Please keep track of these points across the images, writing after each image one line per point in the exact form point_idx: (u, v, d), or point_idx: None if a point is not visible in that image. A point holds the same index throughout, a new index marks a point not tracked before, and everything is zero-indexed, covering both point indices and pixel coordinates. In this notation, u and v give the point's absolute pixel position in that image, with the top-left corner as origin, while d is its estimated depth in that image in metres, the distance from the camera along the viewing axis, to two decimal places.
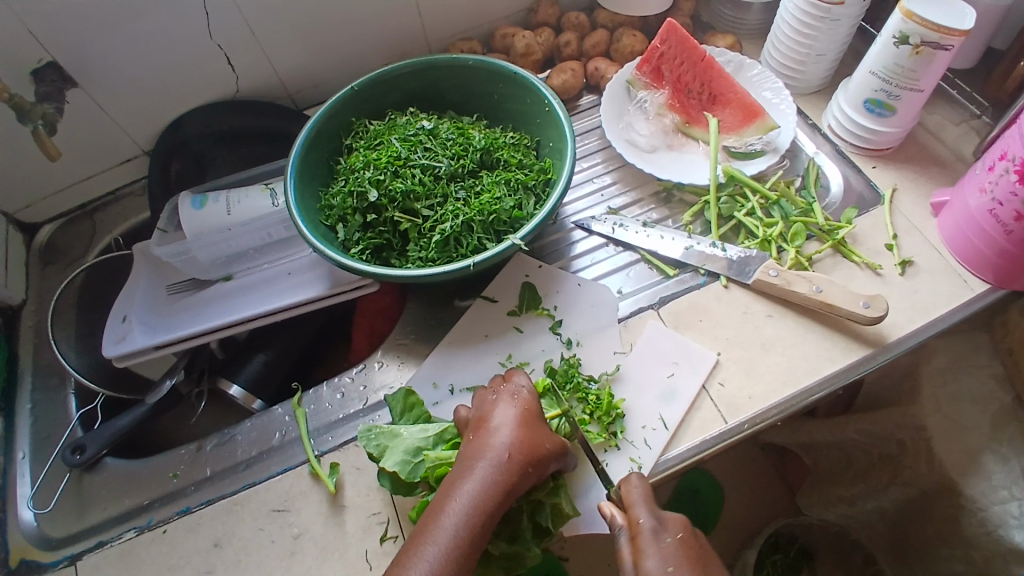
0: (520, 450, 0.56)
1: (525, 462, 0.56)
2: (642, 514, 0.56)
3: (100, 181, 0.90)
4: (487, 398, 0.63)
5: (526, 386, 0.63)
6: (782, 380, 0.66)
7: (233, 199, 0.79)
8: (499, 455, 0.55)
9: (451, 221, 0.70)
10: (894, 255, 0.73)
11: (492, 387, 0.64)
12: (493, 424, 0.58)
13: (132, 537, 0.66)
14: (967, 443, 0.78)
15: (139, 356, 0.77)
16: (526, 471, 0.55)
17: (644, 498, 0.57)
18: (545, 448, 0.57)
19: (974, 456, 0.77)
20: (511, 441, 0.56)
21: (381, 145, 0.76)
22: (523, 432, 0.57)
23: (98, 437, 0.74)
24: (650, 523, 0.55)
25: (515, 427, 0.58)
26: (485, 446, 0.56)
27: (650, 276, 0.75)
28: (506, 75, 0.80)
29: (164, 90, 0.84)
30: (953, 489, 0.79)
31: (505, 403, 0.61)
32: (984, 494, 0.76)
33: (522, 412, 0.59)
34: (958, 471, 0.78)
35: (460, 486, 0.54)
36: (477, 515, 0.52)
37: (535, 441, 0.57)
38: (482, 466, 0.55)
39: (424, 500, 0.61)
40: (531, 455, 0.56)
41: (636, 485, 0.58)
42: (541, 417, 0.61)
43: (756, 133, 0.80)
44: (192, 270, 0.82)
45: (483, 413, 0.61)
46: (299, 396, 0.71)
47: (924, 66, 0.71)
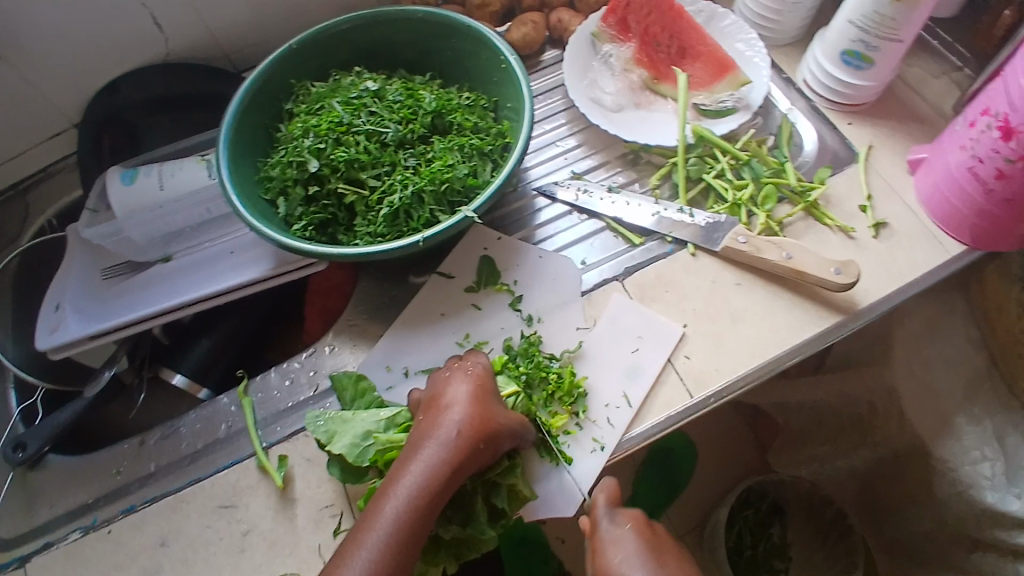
0: (471, 427, 0.53)
1: (475, 439, 0.53)
2: (601, 513, 0.55)
3: (28, 159, 0.82)
4: (442, 374, 0.59)
5: (483, 360, 0.60)
6: (750, 353, 0.64)
7: (165, 171, 0.73)
8: (449, 434, 0.52)
9: (400, 192, 0.65)
10: (868, 217, 0.70)
11: (449, 362, 0.60)
12: (446, 402, 0.55)
13: (78, 538, 0.62)
14: (939, 405, 0.76)
15: (75, 347, 0.72)
16: (477, 448, 0.53)
17: (607, 501, 0.56)
18: (499, 423, 0.55)
19: (945, 419, 0.76)
20: (461, 419, 0.53)
21: (322, 109, 0.70)
22: (476, 408, 0.54)
23: (39, 432, 0.70)
24: (604, 516, 0.55)
25: (467, 403, 0.54)
26: (435, 425, 0.53)
27: (615, 245, 0.71)
28: (460, 28, 0.73)
29: (84, 55, 0.76)
30: (924, 452, 0.78)
31: (460, 377, 0.57)
32: (955, 455, 0.75)
33: (477, 389, 0.56)
34: (930, 434, 0.76)
35: (407, 468, 0.51)
36: (424, 498, 0.50)
37: (487, 417, 0.54)
38: (432, 446, 0.52)
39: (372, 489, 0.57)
40: (484, 430, 0.53)
41: (603, 489, 0.57)
42: (498, 393, 0.58)
43: (728, 89, 0.75)
44: (126, 252, 0.75)
45: (437, 390, 0.57)
46: (245, 385, 0.67)
47: (906, 13, 0.66)
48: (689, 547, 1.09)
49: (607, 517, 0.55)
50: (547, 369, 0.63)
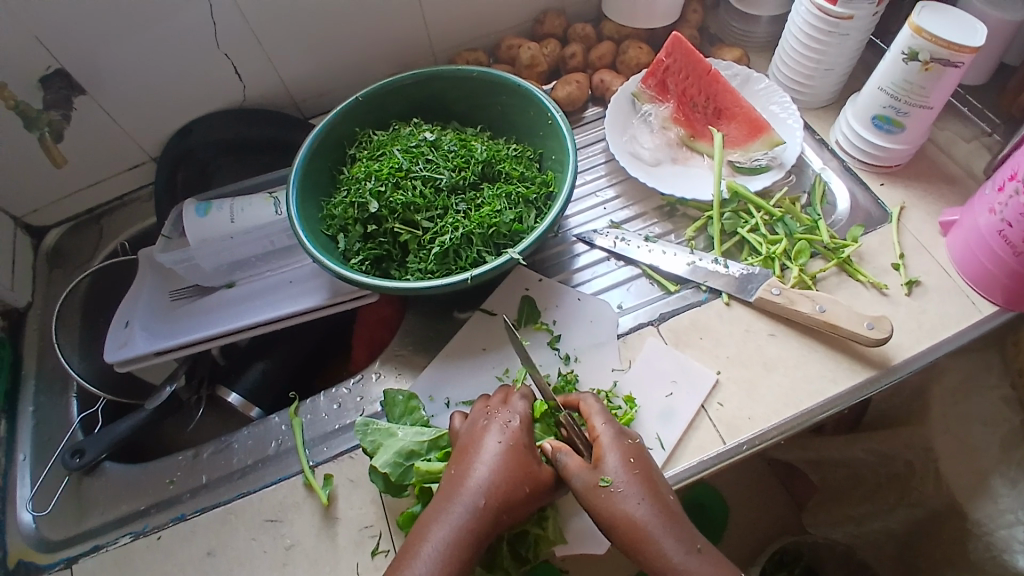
0: (497, 494, 0.53)
1: (500, 507, 0.53)
2: (606, 420, 0.58)
3: (107, 187, 0.90)
4: (476, 423, 0.60)
5: (519, 413, 0.59)
6: (783, 402, 0.65)
7: (236, 207, 0.80)
8: (474, 501, 0.53)
9: (451, 234, 0.70)
10: (901, 274, 0.72)
11: (485, 408, 0.61)
12: (475, 461, 0.56)
13: (128, 542, 0.66)
14: (974, 466, 0.76)
15: (140, 362, 0.78)
16: (501, 516, 0.53)
17: (598, 413, 0.59)
18: (526, 489, 0.55)
19: (981, 479, 0.75)
20: (488, 485, 0.54)
21: (383, 156, 0.77)
22: (503, 472, 0.55)
23: (98, 440, 0.74)
24: (609, 423, 0.58)
25: (496, 467, 0.55)
26: (461, 487, 0.54)
27: (650, 291, 0.75)
28: (511, 87, 0.80)
29: (170, 99, 0.85)
30: (960, 513, 0.78)
31: (491, 432, 0.58)
32: (991, 517, 0.74)
33: (507, 450, 0.56)
34: (965, 495, 0.76)
35: (431, 531, 0.52)
36: (446, 565, 0.51)
37: (515, 482, 0.54)
38: (457, 511, 0.53)
39: (409, 512, 0.60)
40: (509, 497, 0.54)
41: (593, 403, 0.60)
42: (531, 450, 0.58)
43: (762, 148, 0.79)
44: (195, 277, 0.82)
45: (471, 440, 0.58)
46: (296, 406, 0.71)
47: (934, 81, 0.70)
48: None
49: (600, 423, 0.58)
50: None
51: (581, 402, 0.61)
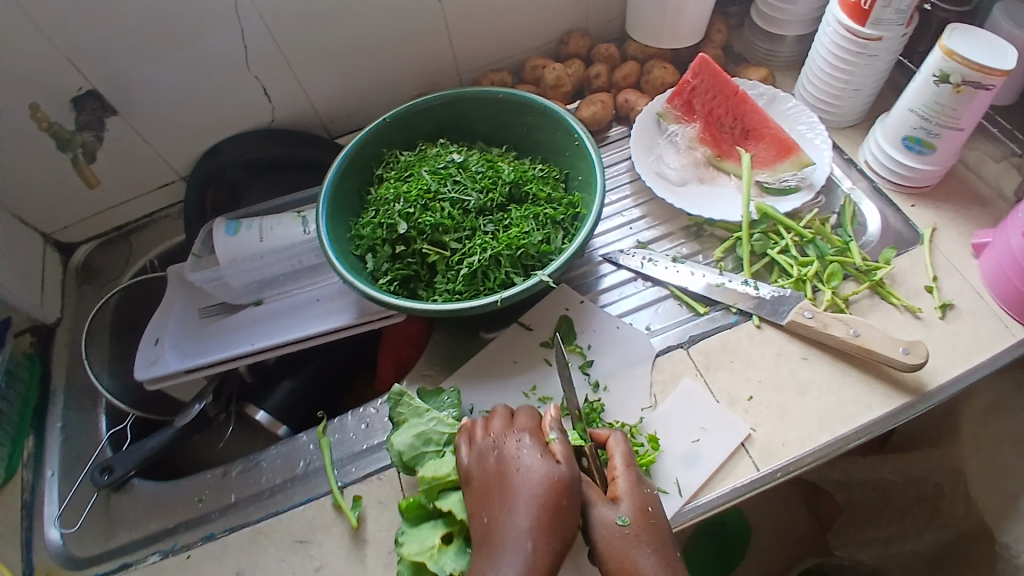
0: (543, 514, 0.51)
1: (556, 529, 0.51)
2: (628, 465, 0.58)
3: (137, 205, 0.92)
4: (484, 447, 0.57)
5: (527, 430, 0.58)
6: (817, 427, 0.64)
7: (265, 225, 0.80)
8: (524, 533, 0.50)
9: (479, 255, 0.70)
10: (934, 297, 0.71)
11: (492, 433, 0.58)
12: (507, 489, 0.53)
13: (157, 560, 0.66)
14: (1006, 488, 0.76)
15: (170, 380, 0.78)
16: (555, 539, 0.51)
17: (622, 453, 0.58)
18: (562, 500, 0.52)
19: (1012, 501, 0.75)
20: (530, 509, 0.51)
21: (411, 177, 0.77)
22: (539, 492, 0.52)
23: (128, 457, 0.74)
24: (630, 467, 0.58)
25: (534, 487, 0.53)
26: (507, 526, 0.51)
27: (679, 312, 0.74)
28: (538, 108, 0.80)
29: (201, 120, 0.86)
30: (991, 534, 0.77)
31: (507, 454, 0.56)
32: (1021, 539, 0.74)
33: (531, 467, 0.54)
34: (996, 518, 0.77)
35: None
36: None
37: (556, 500, 0.52)
38: (515, 552, 0.49)
39: (415, 502, 0.61)
40: (550, 515, 0.51)
41: (620, 442, 0.59)
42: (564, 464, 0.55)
43: (791, 169, 0.79)
44: (223, 295, 0.83)
45: (491, 467, 0.55)
46: (324, 425, 0.71)
47: (965, 104, 0.69)
48: None
49: (620, 465, 0.58)
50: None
51: (609, 439, 0.60)
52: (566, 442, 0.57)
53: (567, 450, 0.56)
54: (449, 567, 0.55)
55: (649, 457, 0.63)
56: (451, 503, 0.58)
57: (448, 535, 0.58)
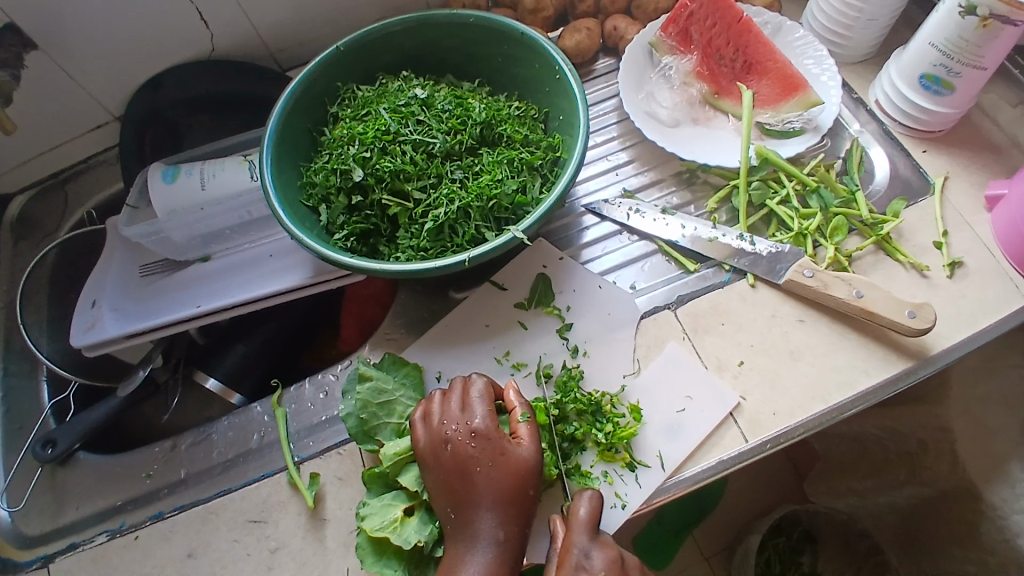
0: (508, 508, 0.50)
1: (519, 517, 0.50)
2: (579, 540, 0.51)
3: (69, 151, 0.81)
4: (438, 433, 0.53)
5: (486, 410, 0.53)
6: (810, 395, 0.59)
7: (208, 172, 0.72)
8: (493, 526, 0.49)
9: (446, 207, 0.62)
10: (942, 254, 0.65)
11: (444, 418, 0.53)
12: (470, 485, 0.50)
13: (104, 541, 0.61)
14: (991, 449, 0.73)
15: (110, 346, 0.71)
16: (519, 526, 0.50)
17: (589, 523, 0.52)
18: (527, 489, 0.51)
19: (997, 463, 0.73)
20: (494, 504, 0.50)
21: (369, 116, 0.68)
22: (503, 487, 0.50)
23: (71, 428, 0.69)
24: (580, 547, 0.51)
25: (497, 482, 0.50)
26: (472, 524, 0.49)
27: (667, 269, 0.68)
28: (514, 36, 0.70)
29: (131, 52, 0.75)
30: (974, 494, 0.76)
31: (466, 442, 0.52)
32: (1005, 501, 0.72)
33: (496, 458, 0.51)
34: (981, 479, 0.74)
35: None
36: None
37: (520, 491, 0.50)
38: (481, 547, 0.49)
39: (375, 470, 0.54)
40: (514, 507, 0.50)
41: (588, 509, 0.52)
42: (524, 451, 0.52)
43: (795, 110, 0.70)
44: (166, 251, 0.75)
45: (449, 459, 0.51)
46: (278, 395, 0.65)
47: (990, 40, 0.61)
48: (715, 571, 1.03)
49: (588, 541, 0.51)
50: (577, 412, 0.59)
51: (579, 492, 0.54)
52: (533, 422, 0.54)
53: (532, 431, 0.53)
54: (414, 539, 0.51)
55: (630, 429, 0.58)
56: (409, 479, 0.53)
57: (409, 507, 0.53)
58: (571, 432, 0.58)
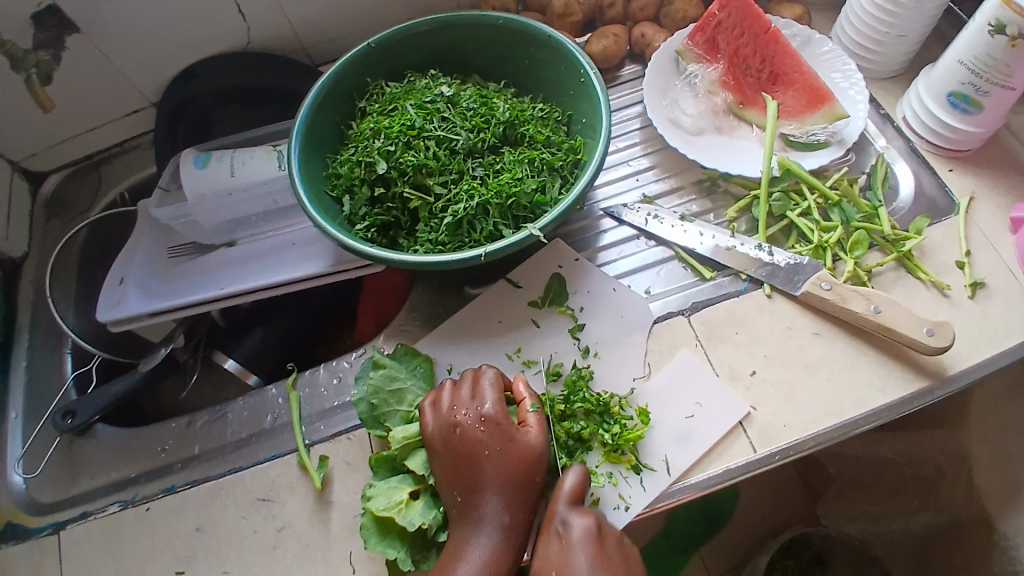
0: (514, 493, 0.50)
1: (524, 504, 0.50)
2: (559, 508, 0.52)
3: (105, 134, 0.84)
4: (448, 419, 0.53)
5: (496, 397, 0.54)
6: (823, 409, 0.59)
7: (237, 158, 0.74)
8: (499, 511, 0.49)
9: (465, 202, 0.63)
10: (965, 274, 0.64)
11: (454, 404, 0.54)
12: (477, 470, 0.51)
13: (116, 511, 0.63)
14: (1010, 478, 0.72)
15: (132, 323, 0.73)
16: (524, 513, 0.50)
17: (572, 494, 0.52)
18: (535, 476, 0.51)
19: (1015, 491, 0.71)
20: (500, 489, 0.50)
21: (395, 111, 0.69)
22: (510, 473, 0.50)
23: (90, 402, 0.70)
24: (560, 514, 0.51)
25: (505, 468, 0.51)
26: (478, 509, 0.50)
27: (683, 276, 0.68)
28: (541, 39, 0.71)
29: (170, 41, 0.77)
30: (988, 523, 0.74)
31: (475, 428, 0.52)
32: (1019, 531, 0.70)
33: (504, 445, 0.51)
34: (995, 507, 0.73)
35: (458, 560, 0.48)
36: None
37: (526, 478, 0.51)
38: (486, 531, 0.49)
39: (382, 453, 0.55)
40: (521, 494, 0.50)
41: (570, 481, 0.53)
42: (532, 438, 0.52)
43: (821, 121, 0.70)
44: (194, 234, 0.77)
45: (457, 443, 0.52)
46: (294, 378, 0.66)
47: (1020, 60, 0.60)
48: None
49: (569, 511, 0.52)
50: (585, 411, 0.59)
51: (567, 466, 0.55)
52: (542, 412, 0.54)
53: (541, 421, 0.53)
54: (418, 521, 0.51)
55: (638, 432, 0.58)
56: (416, 462, 0.54)
57: (415, 491, 0.54)
58: (577, 431, 0.58)
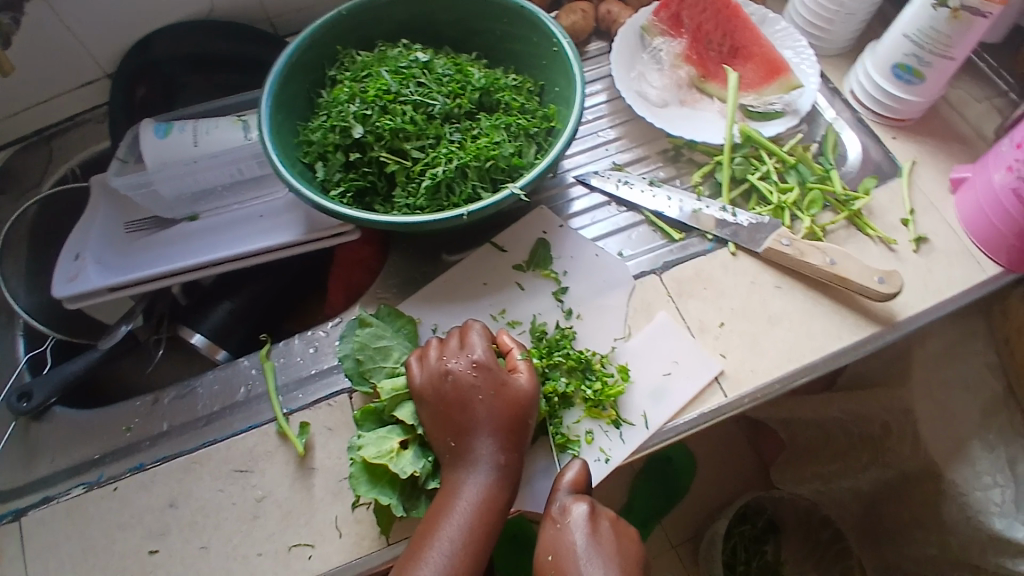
0: (506, 436, 0.53)
1: (516, 446, 0.53)
2: (557, 496, 0.54)
3: (57, 106, 0.80)
4: (438, 369, 0.55)
5: (485, 346, 0.56)
6: (786, 356, 0.62)
7: (201, 127, 0.71)
8: (493, 453, 0.52)
9: (444, 165, 0.64)
10: (910, 230, 0.69)
11: (444, 355, 0.55)
12: (470, 415, 0.53)
13: (82, 493, 0.60)
14: (953, 432, 0.75)
15: (93, 298, 0.70)
16: (516, 454, 0.53)
17: (571, 482, 0.54)
18: (526, 419, 0.53)
19: (959, 445, 0.75)
20: (493, 432, 0.52)
21: (369, 77, 0.69)
22: (503, 416, 0.53)
23: (47, 382, 0.67)
24: (557, 504, 0.54)
25: (497, 412, 0.53)
26: (472, 452, 0.52)
27: (652, 238, 0.70)
28: (513, 10, 0.72)
29: (128, 6, 0.74)
30: (936, 475, 0.78)
31: (466, 375, 0.54)
32: (967, 480, 0.74)
33: (496, 390, 0.53)
34: (942, 458, 0.76)
35: (453, 499, 0.51)
36: (478, 526, 0.50)
37: (518, 421, 0.53)
38: (480, 472, 0.52)
39: (369, 406, 0.56)
40: (514, 436, 0.53)
41: (571, 470, 0.55)
42: (523, 383, 0.54)
43: (777, 92, 0.75)
44: (153, 206, 0.74)
45: (449, 391, 0.54)
46: (267, 349, 0.65)
47: (961, 31, 0.65)
48: (682, 560, 1.07)
49: (567, 497, 0.54)
50: (568, 368, 0.61)
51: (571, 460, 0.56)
52: (531, 360, 0.56)
53: (531, 368, 0.55)
54: (410, 469, 0.53)
55: (618, 388, 0.60)
56: (405, 413, 0.55)
57: (404, 441, 0.55)
58: (562, 387, 0.59)
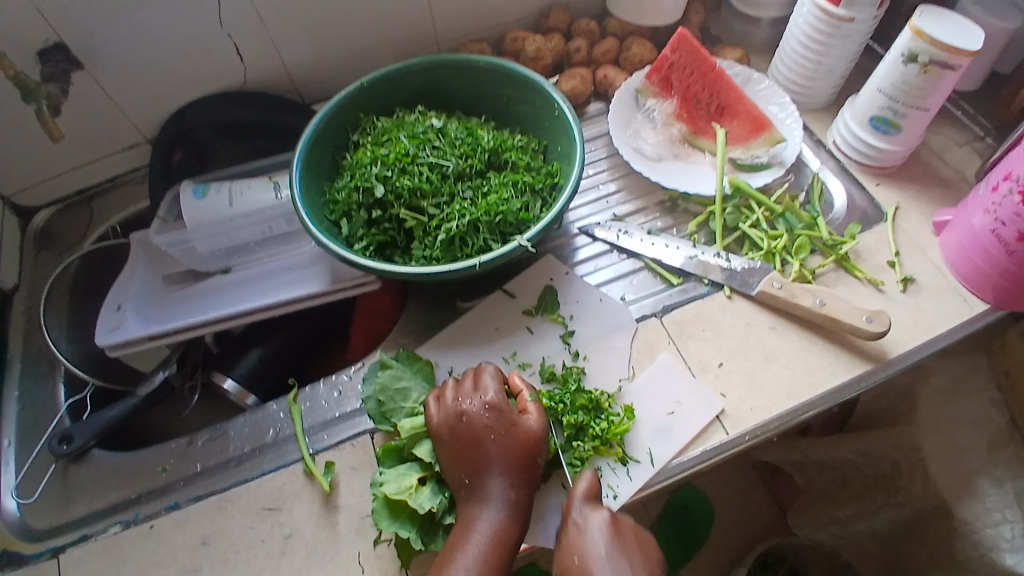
0: (517, 472, 0.57)
1: (526, 482, 0.57)
2: (575, 506, 0.57)
3: (98, 168, 0.88)
4: (454, 409, 0.59)
5: (498, 388, 0.61)
6: (783, 394, 0.66)
7: (235, 189, 0.78)
8: (505, 488, 0.56)
9: (457, 221, 0.70)
10: (896, 272, 0.73)
11: (460, 396, 0.60)
12: (484, 452, 0.57)
13: (118, 531, 0.64)
14: (963, 466, 0.76)
15: (132, 346, 0.76)
16: (526, 489, 0.57)
17: (586, 492, 0.58)
18: (535, 457, 0.58)
19: (968, 479, 0.76)
20: (505, 468, 0.56)
21: (389, 142, 0.76)
22: (514, 453, 0.57)
23: (87, 427, 0.72)
24: (575, 513, 0.57)
25: (509, 449, 0.57)
26: (485, 487, 0.56)
27: (653, 284, 0.75)
28: (518, 78, 0.79)
29: (169, 81, 0.83)
30: (948, 513, 0.78)
31: (480, 415, 0.59)
32: (977, 516, 0.74)
33: (507, 429, 0.58)
34: (952, 495, 0.76)
35: (468, 532, 0.55)
36: (491, 556, 0.53)
37: (527, 458, 0.57)
38: (493, 506, 0.55)
39: (391, 444, 0.61)
40: (523, 472, 0.57)
41: (584, 481, 0.59)
42: (532, 423, 0.59)
43: (763, 145, 0.81)
44: (190, 261, 0.80)
45: (464, 430, 0.58)
46: (295, 393, 0.70)
47: (933, 84, 0.71)
48: None
49: (584, 507, 0.57)
50: (581, 408, 0.64)
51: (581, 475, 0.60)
52: (539, 401, 0.60)
53: (539, 408, 0.60)
54: (428, 504, 0.57)
55: (624, 426, 0.63)
56: (423, 451, 0.59)
57: (423, 477, 0.59)
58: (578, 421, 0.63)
